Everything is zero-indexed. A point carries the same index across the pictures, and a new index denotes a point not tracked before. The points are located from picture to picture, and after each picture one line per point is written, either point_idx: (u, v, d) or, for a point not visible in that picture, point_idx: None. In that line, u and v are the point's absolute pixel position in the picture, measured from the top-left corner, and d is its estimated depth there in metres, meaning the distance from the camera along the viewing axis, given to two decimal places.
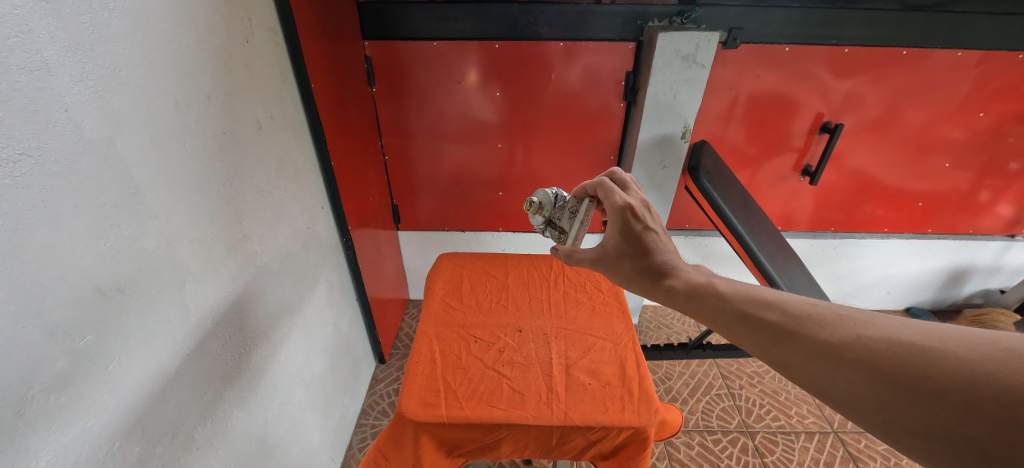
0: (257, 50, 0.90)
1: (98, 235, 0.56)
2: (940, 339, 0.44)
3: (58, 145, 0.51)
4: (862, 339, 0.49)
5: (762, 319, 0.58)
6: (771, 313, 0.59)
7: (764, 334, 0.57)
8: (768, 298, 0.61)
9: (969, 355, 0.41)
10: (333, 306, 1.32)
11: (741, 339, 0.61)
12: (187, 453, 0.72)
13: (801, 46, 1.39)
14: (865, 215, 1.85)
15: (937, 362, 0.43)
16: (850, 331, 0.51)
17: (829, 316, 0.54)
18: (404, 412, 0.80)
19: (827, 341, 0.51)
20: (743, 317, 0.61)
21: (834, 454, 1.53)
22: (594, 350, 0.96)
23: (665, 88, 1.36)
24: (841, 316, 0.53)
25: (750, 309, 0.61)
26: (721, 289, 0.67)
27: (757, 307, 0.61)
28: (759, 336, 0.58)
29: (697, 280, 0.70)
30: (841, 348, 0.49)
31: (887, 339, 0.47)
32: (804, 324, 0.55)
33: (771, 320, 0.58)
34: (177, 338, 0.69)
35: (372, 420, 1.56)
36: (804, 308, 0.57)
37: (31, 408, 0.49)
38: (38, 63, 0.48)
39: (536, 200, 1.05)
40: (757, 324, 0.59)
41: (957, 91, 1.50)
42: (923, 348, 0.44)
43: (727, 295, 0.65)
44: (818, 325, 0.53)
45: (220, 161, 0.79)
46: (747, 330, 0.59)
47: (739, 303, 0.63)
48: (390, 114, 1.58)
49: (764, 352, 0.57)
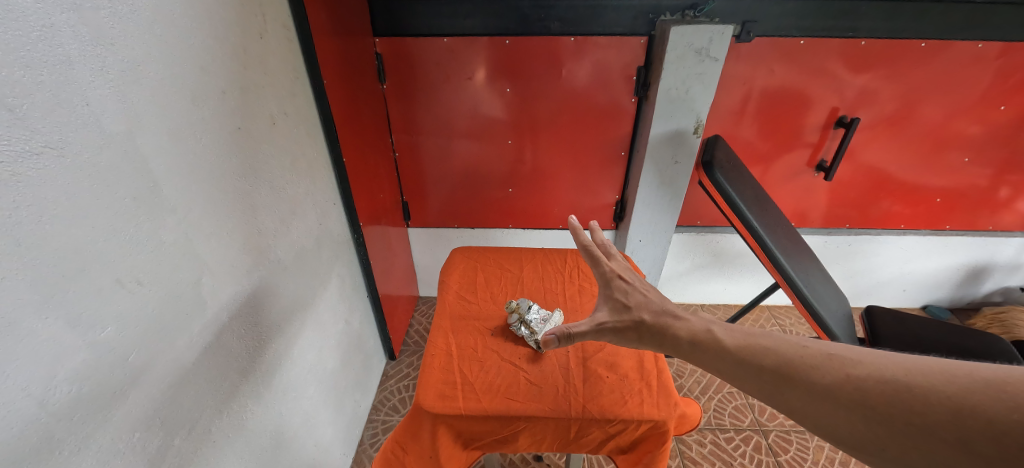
0: (271, 46, 0.90)
1: (120, 228, 0.57)
2: (923, 373, 0.44)
3: (80, 138, 0.51)
4: (852, 379, 0.48)
5: (757, 365, 0.57)
6: (764, 358, 0.57)
7: (761, 382, 0.55)
8: (759, 343, 0.60)
9: (951, 387, 0.42)
10: (344, 301, 1.33)
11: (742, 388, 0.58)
12: (204, 445, 0.73)
13: (815, 39, 1.37)
14: (881, 211, 1.81)
15: (924, 398, 0.43)
16: (839, 370, 0.50)
17: (819, 356, 0.53)
18: (422, 404, 0.80)
19: (820, 384, 0.50)
20: (739, 364, 0.59)
21: (849, 453, 1.51)
22: (611, 343, 0.95)
23: (677, 83, 1.34)
24: (829, 355, 0.52)
25: (745, 354, 0.59)
26: (716, 335, 0.65)
27: (751, 353, 0.59)
28: (757, 384, 0.56)
29: (693, 327, 0.68)
30: (834, 389, 0.49)
31: (875, 377, 0.47)
32: (796, 366, 0.53)
33: (765, 366, 0.56)
34: (195, 332, 0.70)
35: (383, 416, 1.57)
36: (794, 349, 0.56)
37: (56, 398, 0.50)
38: (60, 57, 0.49)
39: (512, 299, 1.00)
40: (753, 370, 0.57)
41: (976, 84, 1.46)
42: (909, 385, 0.44)
43: (723, 341, 0.63)
44: (809, 366, 0.52)
45: (235, 155, 0.79)
46: (745, 378, 0.57)
47: (733, 349, 0.61)
48: (400, 111, 1.58)
49: (765, 398, 0.55)
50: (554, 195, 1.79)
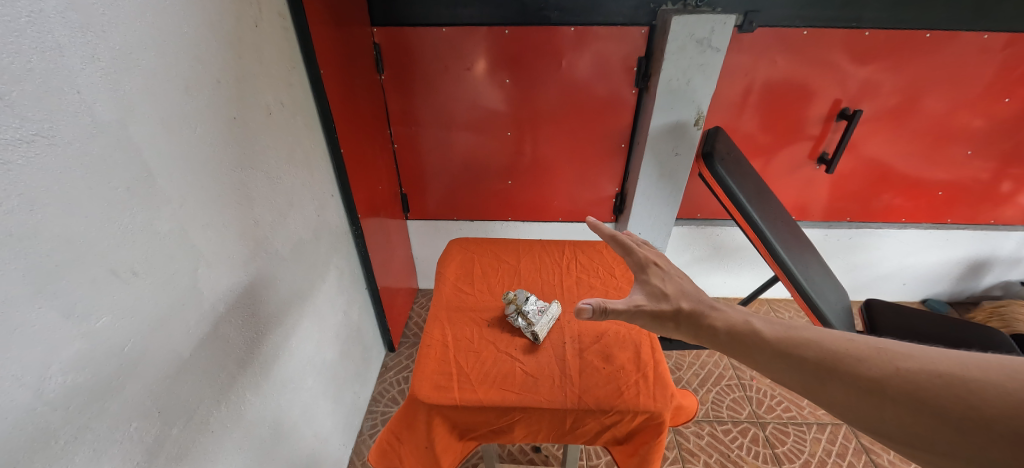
0: (266, 35, 0.89)
1: (114, 218, 0.56)
2: (978, 368, 0.44)
3: (72, 127, 0.50)
4: (901, 372, 0.47)
5: (799, 356, 0.56)
6: (806, 349, 0.56)
7: (804, 373, 0.55)
8: (802, 335, 0.59)
9: (1009, 383, 0.41)
10: (343, 293, 1.33)
11: (784, 380, 0.58)
12: (202, 436, 0.73)
13: (819, 30, 1.35)
14: (882, 204, 1.80)
15: (979, 392, 0.42)
16: (887, 363, 0.49)
17: (865, 348, 0.52)
18: (417, 395, 0.80)
19: (866, 375, 0.49)
20: (781, 355, 0.59)
21: (846, 445, 1.51)
22: (608, 335, 0.94)
23: (678, 74, 1.32)
24: (877, 348, 0.51)
25: (786, 346, 0.59)
26: (757, 326, 0.65)
27: (794, 344, 0.58)
28: (799, 375, 0.56)
29: (734, 319, 0.68)
30: (881, 381, 0.48)
31: (926, 370, 0.46)
32: (840, 358, 0.53)
33: (806, 357, 0.56)
34: (191, 323, 0.70)
35: (382, 407, 1.57)
36: (839, 341, 0.55)
37: (51, 388, 0.50)
38: (49, 43, 0.48)
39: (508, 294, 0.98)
40: (796, 362, 0.56)
41: (980, 77, 1.45)
42: (963, 378, 0.43)
43: (764, 333, 0.63)
44: (854, 357, 0.52)
45: (230, 145, 0.78)
46: (787, 369, 0.57)
47: (775, 341, 0.60)
48: (399, 102, 1.57)
49: (808, 391, 0.54)
50: (554, 187, 1.78)
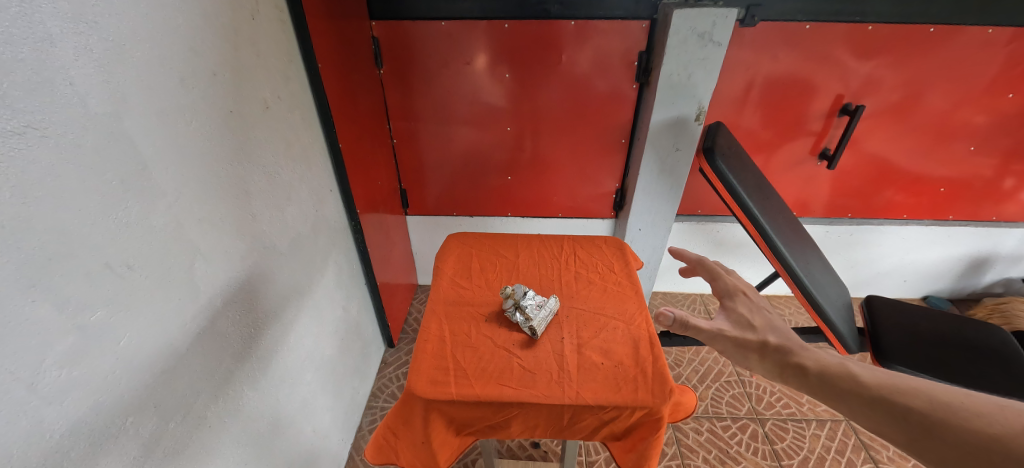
0: (262, 28, 0.88)
1: (107, 212, 0.55)
2: None
3: (64, 119, 0.50)
4: None
5: (903, 404, 0.51)
6: (912, 399, 0.51)
7: (907, 424, 0.49)
8: (906, 382, 0.53)
9: None
10: (342, 289, 1.32)
11: (877, 428, 0.52)
12: (199, 430, 0.73)
13: (821, 24, 1.34)
14: (883, 201, 1.79)
15: None
16: (1012, 423, 0.44)
17: (985, 404, 0.47)
18: (413, 390, 0.80)
19: (987, 433, 0.44)
20: (879, 401, 0.52)
21: (845, 442, 1.51)
22: (606, 330, 0.94)
23: (679, 69, 1.31)
24: (998, 405, 0.46)
25: (886, 391, 0.53)
26: (850, 367, 0.58)
27: (896, 391, 0.52)
28: (901, 426, 0.50)
29: (824, 357, 0.61)
30: (1005, 441, 0.43)
31: None
32: (954, 411, 0.47)
33: (914, 407, 0.50)
34: (187, 318, 0.70)
35: (382, 403, 1.57)
36: (952, 393, 0.50)
37: (45, 382, 0.49)
38: (40, 34, 0.47)
39: (506, 289, 0.95)
40: (898, 411, 0.50)
41: (984, 72, 1.43)
42: None
43: (858, 375, 0.56)
44: (973, 413, 0.46)
45: (227, 139, 0.78)
46: (885, 416, 0.51)
47: (870, 383, 0.54)
48: (398, 97, 1.56)
49: (908, 443, 0.48)
50: (554, 183, 1.77)
